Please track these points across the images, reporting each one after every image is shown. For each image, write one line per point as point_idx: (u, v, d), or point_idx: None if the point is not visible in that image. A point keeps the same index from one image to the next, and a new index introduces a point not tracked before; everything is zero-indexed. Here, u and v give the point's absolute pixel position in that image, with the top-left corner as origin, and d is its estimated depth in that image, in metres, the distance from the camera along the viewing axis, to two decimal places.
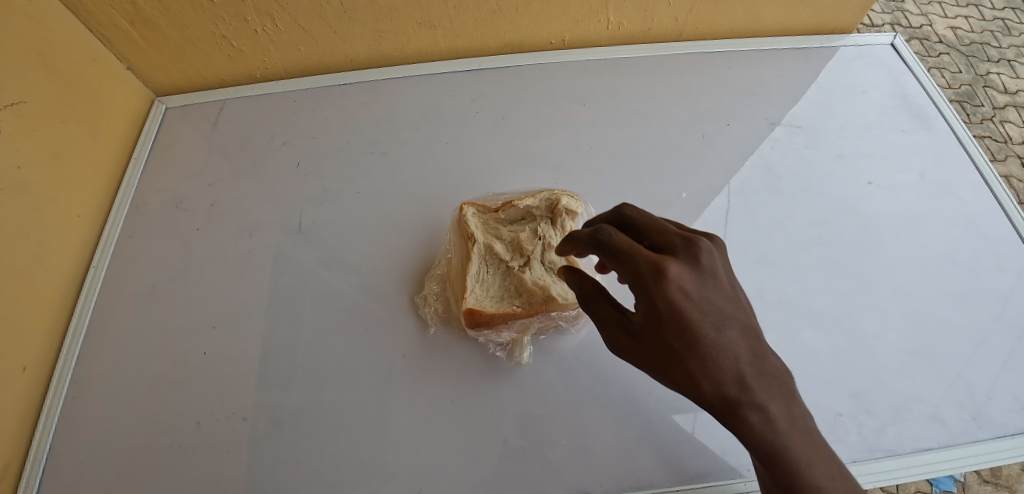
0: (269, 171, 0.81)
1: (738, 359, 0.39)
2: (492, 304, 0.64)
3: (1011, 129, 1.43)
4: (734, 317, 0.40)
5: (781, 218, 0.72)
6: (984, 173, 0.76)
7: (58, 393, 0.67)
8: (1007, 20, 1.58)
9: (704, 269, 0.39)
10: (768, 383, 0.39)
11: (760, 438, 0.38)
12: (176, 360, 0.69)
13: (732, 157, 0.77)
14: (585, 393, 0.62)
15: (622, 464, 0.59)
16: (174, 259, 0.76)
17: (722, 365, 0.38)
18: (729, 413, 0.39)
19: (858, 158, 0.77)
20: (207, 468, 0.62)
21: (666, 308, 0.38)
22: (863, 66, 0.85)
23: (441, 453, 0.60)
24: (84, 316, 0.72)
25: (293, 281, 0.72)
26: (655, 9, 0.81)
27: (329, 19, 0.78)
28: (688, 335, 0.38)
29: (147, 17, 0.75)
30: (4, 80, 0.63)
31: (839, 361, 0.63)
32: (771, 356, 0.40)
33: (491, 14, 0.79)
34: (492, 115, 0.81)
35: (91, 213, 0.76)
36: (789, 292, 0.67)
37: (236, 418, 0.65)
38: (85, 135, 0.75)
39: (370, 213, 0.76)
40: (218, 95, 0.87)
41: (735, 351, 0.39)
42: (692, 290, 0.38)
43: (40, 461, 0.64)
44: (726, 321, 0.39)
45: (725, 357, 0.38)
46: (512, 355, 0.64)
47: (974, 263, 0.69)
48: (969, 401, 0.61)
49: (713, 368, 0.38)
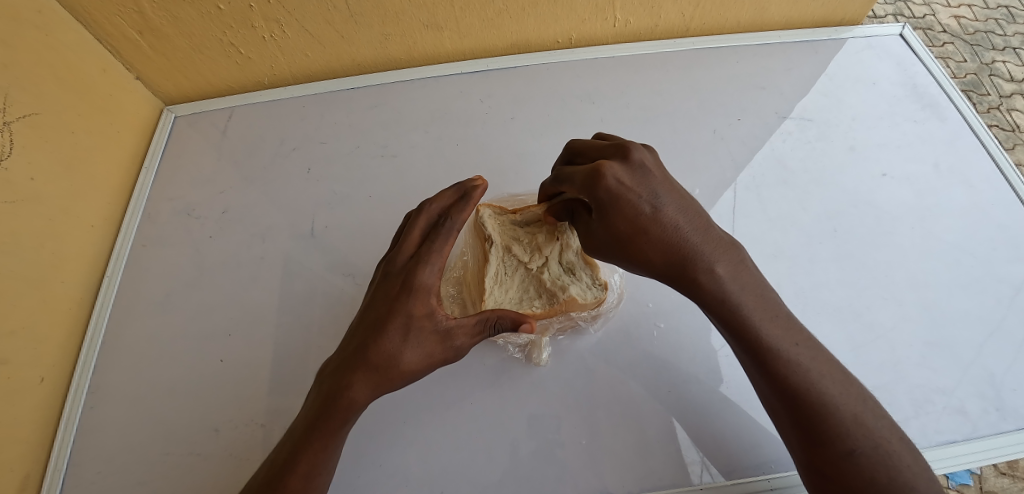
0: (280, 177, 0.81)
1: (682, 228, 0.50)
2: (511, 306, 0.64)
3: (1019, 117, 1.42)
4: (670, 199, 0.51)
5: (795, 212, 0.71)
6: (999, 162, 0.76)
7: (76, 403, 0.67)
8: (1011, 8, 1.56)
9: (635, 165, 0.51)
10: (710, 249, 0.50)
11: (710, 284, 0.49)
12: (192, 368, 0.69)
13: (744, 152, 0.76)
14: (602, 391, 0.62)
15: (643, 462, 0.58)
16: (187, 267, 0.76)
17: (669, 231, 0.50)
18: (682, 275, 0.49)
19: (870, 150, 0.77)
20: (226, 474, 0.62)
21: (615, 198, 0.49)
22: (872, 56, 0.85)
23: (460, 455, 0.60)
24: (100, 325, 0.72)
25: (307, 286, 0.73)
26: (661, 6, 0.80)
27: (335, 24, 0.78)
28: (637, 215, 0.49)
29: (155, 26, 0.75)
30: (17, 93, 0.64)
31: (858, 355, 0.62)
32: (762, 288, 0.50)
33: (497, 14, 0.79)
34: (501, 116, 0.81)
35: (104, 222, 0.76)
36: (805, 286, 0.66)
37: (254, 425, 0.65)
38: (95, 146, 0.75)
39: (381, 216, 0.77)
40: (226, 102, 0.87)
41: (675, 223, 0.50)
42: (625, 178, 0.50)
43: (60, 471, 0.64)
44: (663, 201, 0.50)
45: (668, 228, 0.50)
46: (530, 356, 0.64)
47: (991, 253, 0.69)
48: (991, 392, 0.61)
49: (659, 239, 0.49)
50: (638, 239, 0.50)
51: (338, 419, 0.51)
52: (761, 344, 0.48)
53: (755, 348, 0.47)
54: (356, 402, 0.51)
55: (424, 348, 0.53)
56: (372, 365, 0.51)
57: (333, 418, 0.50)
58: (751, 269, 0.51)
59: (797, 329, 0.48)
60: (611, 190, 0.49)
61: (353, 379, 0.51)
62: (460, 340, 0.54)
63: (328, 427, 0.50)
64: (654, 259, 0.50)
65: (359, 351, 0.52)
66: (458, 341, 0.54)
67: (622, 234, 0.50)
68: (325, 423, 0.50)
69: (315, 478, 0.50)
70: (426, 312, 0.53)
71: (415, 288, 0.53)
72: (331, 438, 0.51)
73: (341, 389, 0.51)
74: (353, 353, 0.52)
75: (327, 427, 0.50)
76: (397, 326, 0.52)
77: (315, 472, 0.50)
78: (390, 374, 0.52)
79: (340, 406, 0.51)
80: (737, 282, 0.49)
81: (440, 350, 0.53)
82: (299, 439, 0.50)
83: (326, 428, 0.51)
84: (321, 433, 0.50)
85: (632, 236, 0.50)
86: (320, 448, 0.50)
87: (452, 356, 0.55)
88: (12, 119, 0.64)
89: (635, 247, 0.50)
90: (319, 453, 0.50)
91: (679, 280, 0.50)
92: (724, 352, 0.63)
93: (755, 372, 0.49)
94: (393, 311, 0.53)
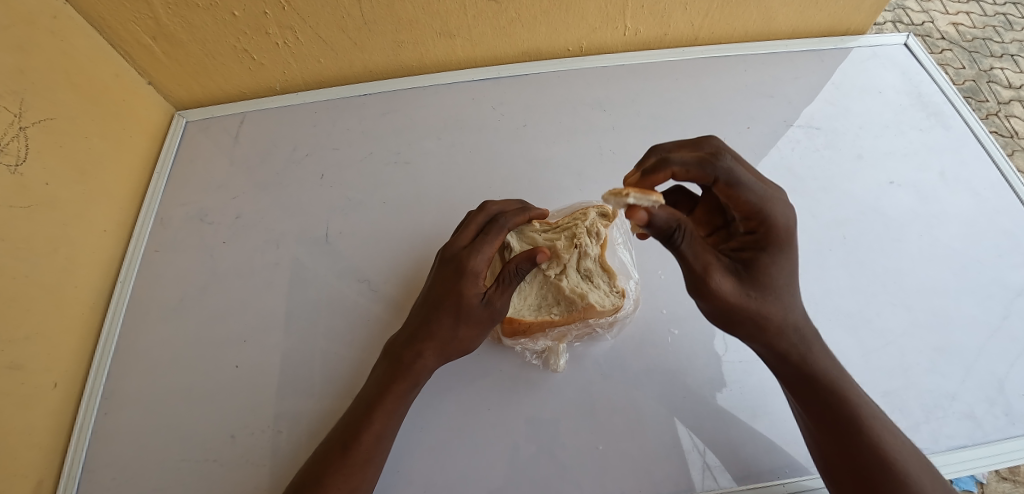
0: (293, 183, 0.81)
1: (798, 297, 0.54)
2: (530, 312, 0.65)
3: (1017, 123, 1.44)
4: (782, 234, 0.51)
5: (804, 220, 0.73)
6: (1003, 170, 0.77)
7: (90, 409, 0.68)
8: (1009, 15, 1.58)
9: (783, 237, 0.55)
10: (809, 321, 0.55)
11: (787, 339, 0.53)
12: (207, 373, 0.69)
13: (754, 160, 0.77)
14: (618, 397, 0.62)
15: (658, 467, 0.59)
16: (200, 273, 0.76)
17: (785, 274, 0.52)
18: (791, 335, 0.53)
19: (877, 157, 0.78)
20: (242, 480, 0.63)
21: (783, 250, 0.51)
22: (878, 66, 0.86)
23: (477, 461, 0.60)
24: (113, 331, 0.72)
25: (321, 292, 0.73)
26: (671, 15, 0.81)
27: (349, 31, 0.79)
28: (790, 271, 0.53)
29: (169, 32, 0.75)
30: (31, 98, 0.65)
31: (869, 360, 0.63)
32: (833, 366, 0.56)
33: (509, 22, 0.80)
34: (512, 123, 0.82)
35: (116, 228, 0.77)
36: (815, 293, 0.67)
37: (270, 430, 0.65)
38: (109, 151, 0.76)
39: (395, 223, 0.77)
40: (238, 108, 0.87)
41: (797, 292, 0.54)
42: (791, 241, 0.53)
43: (74, 477, 0.64)
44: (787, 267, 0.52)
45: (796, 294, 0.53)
46: (548, 363, 0.65)
47: (997, 259, 0.70)
48: (999, 397, 0.62)
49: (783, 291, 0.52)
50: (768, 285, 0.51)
51: (409, 381, 0.57)
52: (846, 406, 0.51)
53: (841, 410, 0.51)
54: (425, 366, 0.58)
55: (473, 315, 0.57)
56: (433, 334, 0.57)
57: (403, 381, 0.57)
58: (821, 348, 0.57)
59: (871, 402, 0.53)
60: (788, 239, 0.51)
61: (419, 348, 0.57)
62: (502, 302, 0.57)
63: (399, 390, 0.57)
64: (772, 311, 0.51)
65: (423, 326, 0.58)
66: (501, 304, 0.57)
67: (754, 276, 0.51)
68: (395, 387, 0.57)
69: (383, 439, 0.56)
70: (474, 287, 0.56)
71: (467, 272, 0.56)
72: (401, 400, 0.57)
73: (411, 357, 0.57)
74: (417, 328, 0.58)
75: (399, 389, 0.57)
76: (451, 298, 0.57)
77: (384, 432, 0.56)
78: (448, 341, 0.58)
79: (410, 371, 0.57)
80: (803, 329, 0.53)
81: (487, 314, 0.57)
82: (370, 405, 0.56)
83: (397, 392, 0.57)
84: (392, 395, 0.56)
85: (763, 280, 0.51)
86: (392, 408, 0.56)
87: (498, 317, 0.58)
88: (27, 124, 0.64)
89: (770, 298, 0.51)
90: (389, 415, 0.56)
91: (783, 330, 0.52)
92: (727, 358, 0.64)
93: (834, 432, 0.51)
94: (448, 290, 0.57)
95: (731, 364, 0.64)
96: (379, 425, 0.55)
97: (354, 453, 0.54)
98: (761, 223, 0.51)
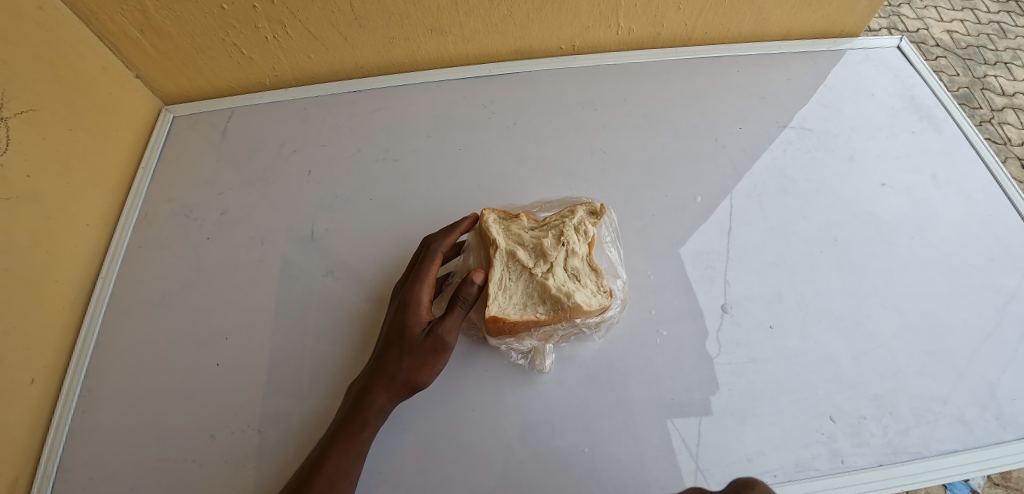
0: (281, 179, 0.80)
1: None
2: (515, 311, 0.62)
3: (1010, 131, 1.44)
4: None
5: (796, 221, 0.72)
6: (995, 173, 0.77)
7: (67, 407, 0.66)
8: (1003, 23, 1.59)
9: None
10: None
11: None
12: (189, 371, 0.68)
13: (746, 161, 0.77)
14: (607, 399, 0.61)
15: (646, 469, 0.58)
16: (185, 270, 0.75)
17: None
18: None
19: (869, 160, 0.77)
20: (222, 481, 0.61)
21: None
22: (871, 68, 0.86)
23: (463, 463, 0.59)
24: (93, 327, 0.71)
25: (307, 290, 0.72)
26: (664, 14, 0.81)
27: (340, 26, 0.78)
28: None
29: (157, 25, 0.74)
30: (15, 89, 0.63)
31: (860, 363, 0.63)
32: None
33: (501, 20, 0.80)
34: (504, 121, 0.81)
35: (100, 223, 0.75)
36: (807, 295, 0.67)
37: (252, 430, 0.64)
38: (93, 144, 0.74)
39: (383, 220, 0.76)
40: (227, 104, 0.86)
41: None
42: None
43: (50, 477, 0.62)
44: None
45: None
46: (533, 363, 0.63)
47: (990, 263, 0.70)
48: (991, 401, 0.61)
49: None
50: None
51: (359, 420, 0.56)
52: None
53: None
54: (376, 405, 0.57)
55: (418, 347, 0.57)
56: (381, 370, 0.58)
57: (355, 419, 0.56)
58: None
59: None
60: None
61: (371, 383, 0.58)
62: (448, 334, 0.58)
63: (351, 428, 0.56)
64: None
65: (374, 365, 0.59)
66: (444, 332, 0.58)
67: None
68: (349, 424, 0.56)
69: (340, 482, 0.54)
70: (417, 318, 0.59)
71: (410, 304, 0.60)
72: (354, 441, 0.56)
73: (362, 397, 0.57)
74: (372, 365, 0.59)
75: (351, 429, 0.56)
76: (397, 330, 0.59)
77: (339, 476, 0.54)
78: (395, 375, 0.57)
79: (362, 409, 0.57)
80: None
81: (431, 346, 0.57)
82: (325, 446, 0.56)
83: (350, 430, 0.56)
84: (345, 435, 0.56)
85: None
86: (346, 449, 0.55)
87: (446, 350, 0.58)
88: (9, 115, 0.63)
89: None
90: (343, 456, 0.55)
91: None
92: (720, 361, 0.63)
93: None
94: (395, 325, 0.60)
95: (722, 366, 0.63)
96: (331, 467, 0.54)
97: None
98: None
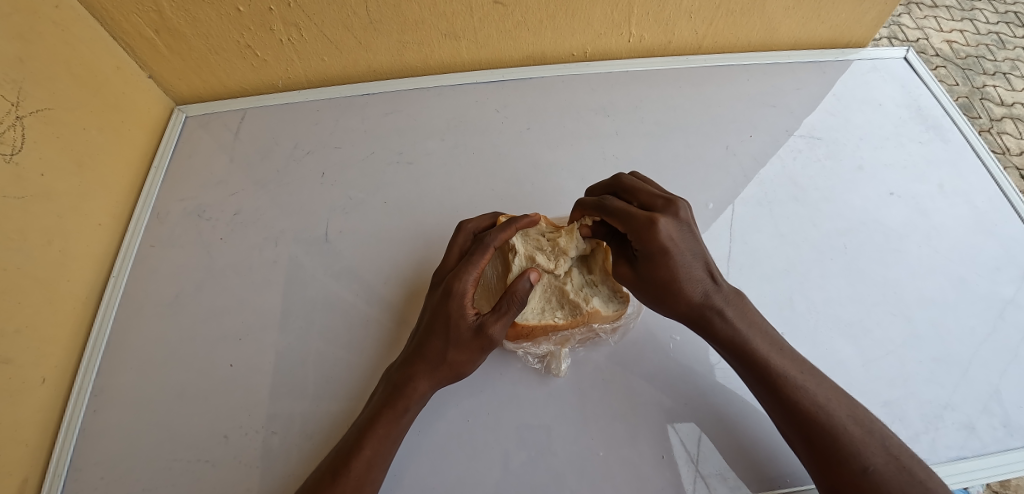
0: (294, 181, 0.81)
1: (694, 274, 0.56)
2: (534, 315, 0.65)
3: (1008, 140, 1.46)
4: (699, 247, 0.57)
5: (805, 229, 0.73)
6: (1001, 184, 0.78)
7: (79, 406, 0.66)
8: (1002, 34, 1.61)
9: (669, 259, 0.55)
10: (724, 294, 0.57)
11: (877, 451, 0.49)
12: (202, 371, 0.68)
13: (756, 169, 0.78)
14: (619, 402, 0.62)
15: (658, 473, 0.58)
16: (197, 270, 0.75)
17: (745, 304, 0.58)
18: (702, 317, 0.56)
19: (877, 169, 0.78)
20: (235, 481, 0.61)
21: (661, 248, 0.55)
22: (878, 78, 0.87)
23: (476, 465, 0.59)
24: (105, 326, 0.71)
25: (320, 291, 0.72)
26: (675, 23, 0.82)
27: (355, 30, 0.78)
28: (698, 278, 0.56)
29: (172, 26, 0.74)
30: (29, 88, 0.64)
31: (869, 370, 0.63)
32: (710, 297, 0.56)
33: (514, 26, 0.80)
34: (516, 125, 0.82)
35: (112, 222, 0.75)
36: (816, 302, 0.67)
37: (265, 431, 0.64)
38: (106, 144, 0.74)
39: (396, 223, 0.77)
40: (240, 104, 0.87)
41: (688, 278, 0.56)
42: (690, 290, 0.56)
43: (60, 477, 0.62)
44: (698, 252, 0.57)
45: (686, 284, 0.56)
46: (549, 367, 0.64)
47: (996, 272, 0.71)
48: (998, 409, 0.62)
49: (774, 358, 0.54)
50: (730, 295, 0.57)
51: (400, 407, 0.57)
52: (743, 348, 0.55)
53: (741, 350, 0.55)
54: (418, 391, 0.58)
55: (464, 342, 0.57)
56: (423, 358, 0.58)
57: (397, 405, 0.57)
58: (756, 310, 0.58)
59: (798, 362, 0.55)
60: (670, 249, 0.55)
61: (414, 370, 0.58)
62: (496, 333, 0.57)
63: (390, 414, 0.56)
64: (737, 325, 0.55)
65: (417, 351, 0.59)
66: (493, 333, 0.57)
67: (644, 225, 0.55)
68: (389, 409, 0.57)
69: (375, 467, 0.55)
70: (463, 309, 0.58)
71: (455, 294, 0.58)
72: (394, 426, 0.56)
73: (404, 382, 0.58)
74: (413, 352, 0.59)
75: (389, 414, 0.56)
76: (440, 320, 0.58)
77: (376, 460, 0.55)
78: (439, 364, 0.58)
79: (403, 396, 0.57)
80: (857, 412, 0.52)
81: (479, 344, 0.57)
82: (363, 429, 0.56)
83: (388, 416, 0.56)
84: (385, 419, 0.56)
85: (698, 255, 0.57)
86: (384, 434, 0.56)
87: (490, 347, 0.58)
88: (24, 113, 0.63)
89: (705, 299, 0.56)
90: (381, 441, 0.55)
91: (764, 377, 0.54)
92: (718, 366, 0.64)
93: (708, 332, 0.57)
94: (438, 314, 0.59)
95: (723, 371, 0.63)
96: (368, 451, 0.54)
97: (344, 480, 0.53)
98: (629, 231, 0.57)
